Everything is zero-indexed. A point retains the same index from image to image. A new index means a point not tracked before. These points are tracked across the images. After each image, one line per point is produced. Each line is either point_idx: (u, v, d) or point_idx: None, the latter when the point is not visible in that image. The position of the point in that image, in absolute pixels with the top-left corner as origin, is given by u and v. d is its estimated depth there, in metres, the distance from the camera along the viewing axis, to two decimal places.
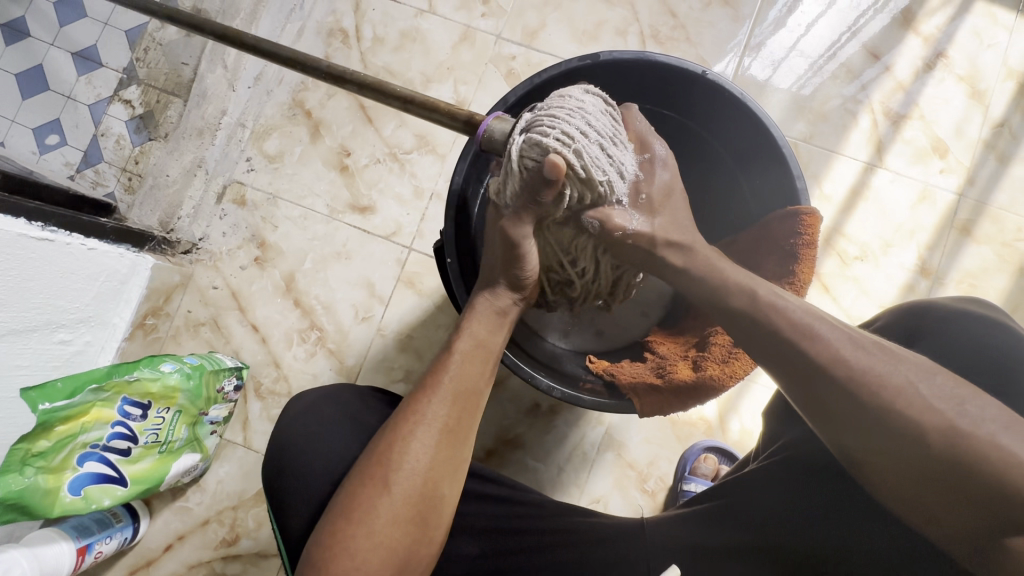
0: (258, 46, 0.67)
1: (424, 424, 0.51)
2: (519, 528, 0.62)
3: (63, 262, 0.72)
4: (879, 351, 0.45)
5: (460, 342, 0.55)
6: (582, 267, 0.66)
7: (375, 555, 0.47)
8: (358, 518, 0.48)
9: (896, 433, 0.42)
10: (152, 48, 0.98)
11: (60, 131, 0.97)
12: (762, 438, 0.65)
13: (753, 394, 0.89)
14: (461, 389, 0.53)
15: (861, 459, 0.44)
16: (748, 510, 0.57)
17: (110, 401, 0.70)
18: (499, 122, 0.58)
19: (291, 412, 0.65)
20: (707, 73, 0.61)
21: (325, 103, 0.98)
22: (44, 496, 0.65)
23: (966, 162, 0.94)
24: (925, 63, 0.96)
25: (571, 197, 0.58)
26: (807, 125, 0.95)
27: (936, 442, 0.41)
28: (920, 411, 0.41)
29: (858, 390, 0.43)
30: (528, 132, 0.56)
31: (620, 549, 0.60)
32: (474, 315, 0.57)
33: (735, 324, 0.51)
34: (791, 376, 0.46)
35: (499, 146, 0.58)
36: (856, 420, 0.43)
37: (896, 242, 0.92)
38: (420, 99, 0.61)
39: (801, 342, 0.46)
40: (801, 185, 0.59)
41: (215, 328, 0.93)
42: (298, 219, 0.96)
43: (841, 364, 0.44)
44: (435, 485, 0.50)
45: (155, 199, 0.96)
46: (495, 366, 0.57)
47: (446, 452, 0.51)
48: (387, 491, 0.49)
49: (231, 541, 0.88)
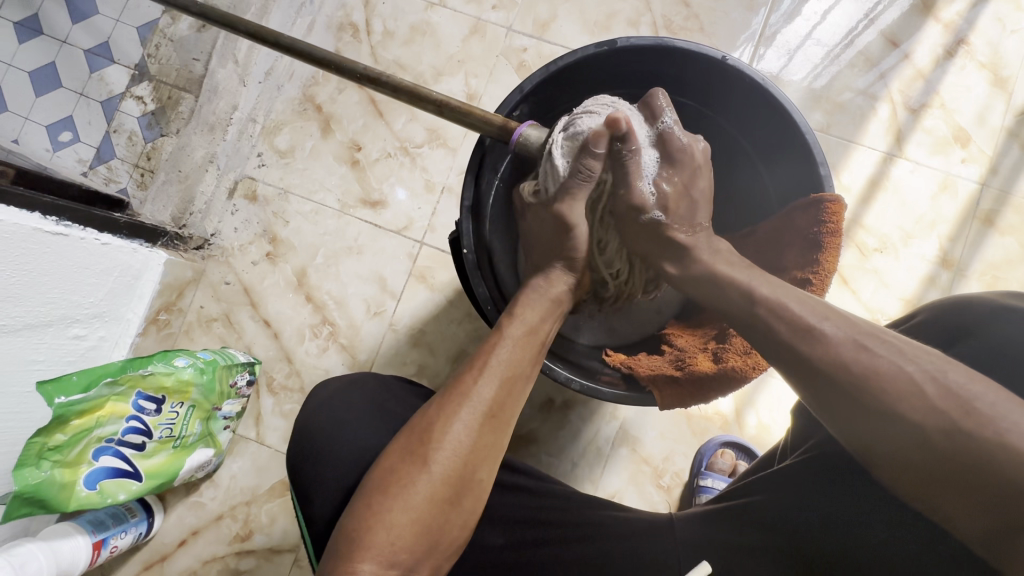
0: (276, 39, 0.66)
1: (470, 403, 0.50)
2: (544, 520, 0.61)
3: (76, 258, 0.72)
4: (880, 346, 0.41)
5: (512, 328, 0.54)
6: (616, 268, 0.67)
7: (409, 530, 0.46)
8: (396, 491, 0.47)
9: (902, 433, 0.39)
10: (163, 44, 0.98)
11: (72, 128, 0.97)
12: (791, 433, 0.62)
13: (770, 389, 0.88)
14: (509, 372, 0.52)
15: (873, 455, 0.42)
16: (778, 509, 0.55)
17: (124, 396, 0.70)
18: (533, 129, 0.60)
19: (311, 403, 0.65)
20: (727, 59, 0.59)
21: (336, 98, 0.97)
22: (60, 490, 0.66)
23: (988, 151, 0.92)
24: (945, 50, 0.94)
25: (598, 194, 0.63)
26: (823, 115, 0.93)
27: (942, 444, 0.38)
28: (922, 413, 0.39)
29: (858, 390, 0.40)
30: (567, 130, 0.60)
31: (646, 545, 0.59)
32: (527, 301, 0.57)
33: (749, 319, 0.48)
34: (800, 376, 0.43)
35: (534, 150, 0.60)
36: (857, 413, 0.41)
37: (916, 234, 0.90)
38: (454, 104, 0.59)
39: (802, 345, 0.43)
40: (824, 172, 0.58)
41: (227, 324, 0.93)
42: (309, 214, 0.95)
43: (844, 368, 0.41)
44: (474, 468, 0.49)
45: (168, 194, 0.96)
46: (542, 355, 0.56)
47: (488, 436, 0.50)
48: (426, 467, 0.48)
49: (245, 536, 0.88)
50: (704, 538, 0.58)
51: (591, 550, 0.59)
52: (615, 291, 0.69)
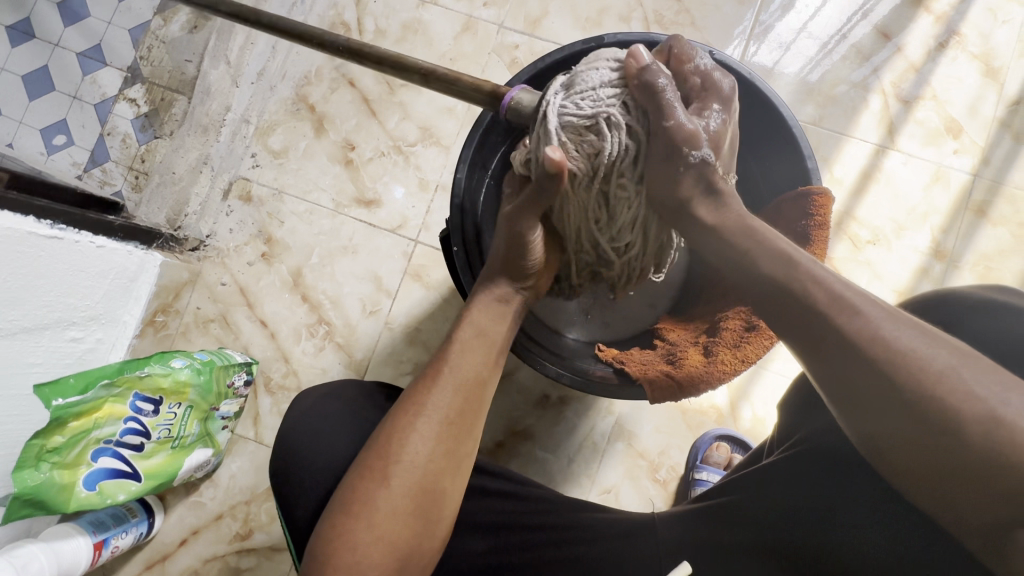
0: (269, 22, 0.67)
1: (425, 414, 0.51)
2: (526, 523, 0.62)
3: (72, 261, 0.73)
4: (916, 331, 0.38)
5: (461, 333, 0.56)
6: (624, 242, 0.62)
7: (375, 549, 0.47)
8: (358, 510, 0.48)
9: (930, 419, 0.36)
10: (155, 46, 0.98)
11: (66, 131, 0.97)
12: (778, 429, 0.62)
13: (765, 382, 0.88)
14: (462, 379, 0.53)
15: (886, 446, 0.38)
16: (758, 510, 0.56)
17: (121, 397, 0.70)
18: (526, 92, 0.56)
19: (298, 405, 0.66)
20: (714, 54, 0.60)
21: (328, 98, 0.98)
22: (59, 490, 0.66)
23: (980, 142, 0.92)
24: (937, 42, 0.94)
25: (609, 159, 0.54)
26: (815, 108, 0.93)
27: (976, 433, 0.34)
28: (962, 397, 0.35)
29: (886, 367, 0.37)
30: (565, 91, 0.54)
31: (627, 546, 0.60)
32: (477, 305, 0.57)
33: (764, 298, 0.46)
34: (816, 361, 0.41)
35: (526, 115, 0.55)
36: (878, 398, 0.37)
37: (909, 226, 0.90)
38: (441, 72, 0.59)
39: (838, 318, 0.40)
40: (812, 165, 0.59)
41: (224, 325, 0.93)
42: (303, 214, 0.96)
43: (879, 343, 0.38)
44: (436, 478, 0.50)
45: (163, 196, 0.97)
46: (498, 360, 0.57)
47: (447, 445, 0.51)
48: (386, 483, 0.49)
49: (245, 535, 0.89)
50: (688, 540, 0.58)
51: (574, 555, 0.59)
52: (621, 267, 0.66)
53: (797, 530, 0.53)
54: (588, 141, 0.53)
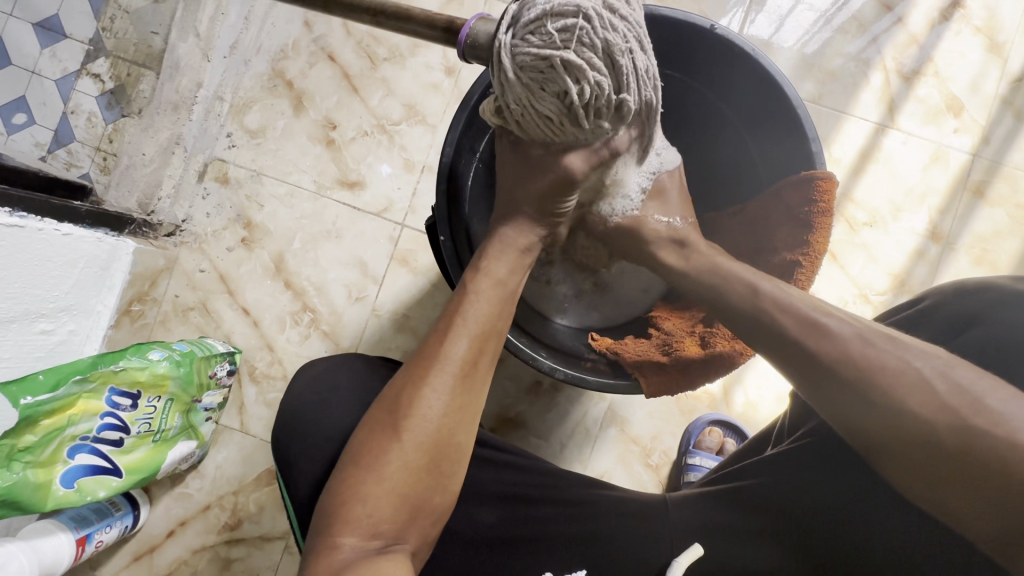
0: None
1: (439, 367, 0.48)
2: (539, 497, 0.61)
3: (37, 250, 0.69)
4: (887, 342, 0.43)
5: (478, 282, 0.52)
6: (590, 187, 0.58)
7: (388, 501, 0.46)
8: (369, 464, 0.46)
9: (910, 431, 0.41)
10: (118, 16, 0.91)
11: (26, 109, 0.91)
12: (789, 413, 0.61)
13: (758, 366, 0.88)
14: (480, 331, 0.50)
15: (889, 452, 0.43)
16: (777, 494, 0.55)
17: (96, 392, 0.68)
18: (483, 23, 0.47)
19: (304, 377, 0.64)
20: (716, 28, 0.57)
21: (307, 73, 0.93)
22: (34, 491, 0.63)
23: (981, 121, 0.90)
24: (940, 14, 0.91)
25: (582, 98, 0.46)
26: (815, 84, 0.90)
27: (953, 443, 0.40)
28: (931, 410, 0.40)
29: (868, 387, 0.42)
30: (515, 25, 0.45)
31: (642, 523, 0.59)
32: (497, 253, 0.55)
33: (752, 319, 0.49)
34: (805, 378, 0.45)
35: (484, 53, 0.47)
36: (865, 411, 0.43)
37: (906, 207, 0.89)
38: (390, 9, 0.49)
39: (813, 344, 0.45)
40: (816, 147, 0.57)
41: (204, 313, 0.90)
42: (283, 197, 0.92)
43: (851, 363, 0.43)
44: (450, 433, 0.48)
45: (132, 179, 0.92)
46: (513, 310, 0.54)
47: (462, 400, 0.49)
48: (398, 437, 0.47)
49: (234, 525, 0.87)
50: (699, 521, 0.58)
51: (587, 530, 0.59)
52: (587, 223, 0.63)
53: (816, 516, 0.53)
54: (553, 79, 0.45)
